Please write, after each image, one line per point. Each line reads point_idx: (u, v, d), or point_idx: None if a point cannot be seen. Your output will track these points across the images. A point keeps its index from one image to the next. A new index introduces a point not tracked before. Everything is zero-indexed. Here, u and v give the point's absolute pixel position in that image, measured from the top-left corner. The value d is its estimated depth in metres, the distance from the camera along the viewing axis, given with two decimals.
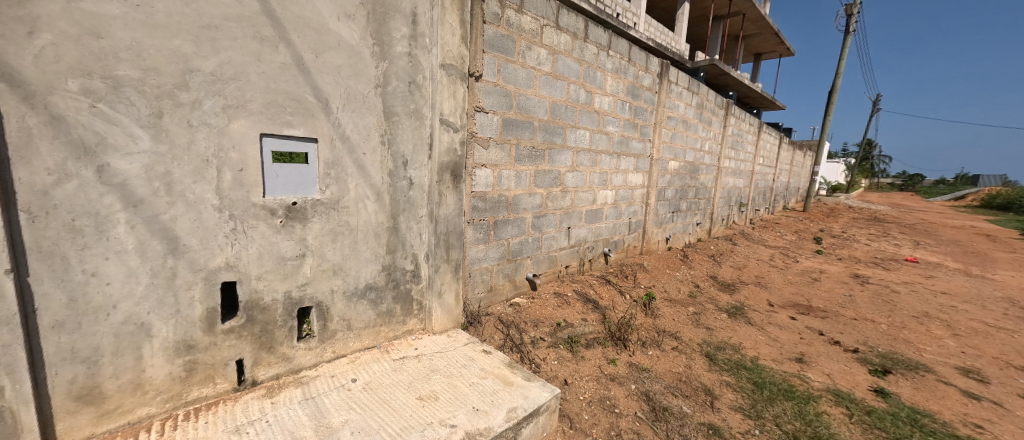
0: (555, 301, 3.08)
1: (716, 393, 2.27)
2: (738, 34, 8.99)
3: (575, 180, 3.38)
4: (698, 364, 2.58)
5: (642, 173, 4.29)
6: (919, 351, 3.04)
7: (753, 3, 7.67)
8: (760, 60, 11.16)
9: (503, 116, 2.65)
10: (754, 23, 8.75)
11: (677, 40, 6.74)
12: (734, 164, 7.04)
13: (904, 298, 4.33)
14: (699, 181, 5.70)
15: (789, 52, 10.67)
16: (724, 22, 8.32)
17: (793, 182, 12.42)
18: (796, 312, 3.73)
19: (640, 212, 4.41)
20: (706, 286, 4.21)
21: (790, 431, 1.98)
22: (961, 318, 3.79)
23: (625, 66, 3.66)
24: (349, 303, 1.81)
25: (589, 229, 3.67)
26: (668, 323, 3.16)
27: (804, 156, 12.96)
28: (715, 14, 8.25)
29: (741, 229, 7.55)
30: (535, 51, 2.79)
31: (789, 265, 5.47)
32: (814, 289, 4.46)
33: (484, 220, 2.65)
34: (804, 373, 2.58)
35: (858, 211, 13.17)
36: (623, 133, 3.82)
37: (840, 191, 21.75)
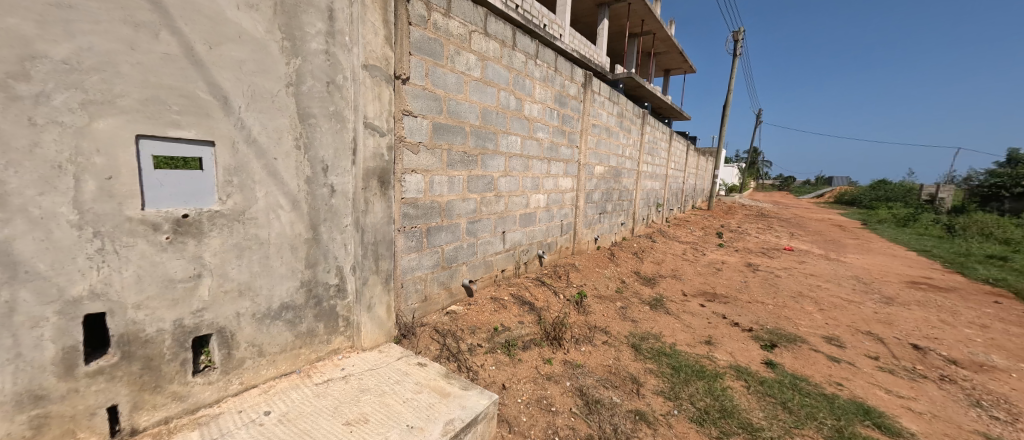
0: (491, 305, 3.06)
1: (640, 381, 2.42)
2: (650, 51, 9.87)
3: (508, 185, 3.40)
4: (625, 355, 2.73)
5: (571, 177, 4.47)
6: (797, 325, 3.57)
7: (661, 23, 8.47)
8: (669, 75, 12.36)
9: (433, 121, 2.58)
10: (663, 42, 9.67)
11: (599, 53, 7.18)
12: (651, 168, 7.68)
13: (786, 281, 5.06)
14: (622, 184, 6.12)
15: (692, 69, 11.98)
16: (639, 39, 9.07)
17: (699, 184, 13.93)
18: (706, 300, 4.15)
19: (571, 214, 4.59)
20: (631, 281, 4.51)
21: (702, 407, 2.18)
22: (826, 295, 4.53)
23: (552, 75, 3.80)
24: (259, 327, 1.61)
25: (523, 233, 3.73)
26: (598, 319, 3.31)
27: (706, 161, 14.63)
28: (630, 31, 8.97)
29: (659, 228, 8.26)
30: (464, 56, 2.77)
31: (698, 258, 6.10)
32: (718, 278, 5.02)
33: (416, 227, 2.55)
34: (712, 353, 2.88)
35: (749, 208, 15.19)
36: (552, 139, 3.95)
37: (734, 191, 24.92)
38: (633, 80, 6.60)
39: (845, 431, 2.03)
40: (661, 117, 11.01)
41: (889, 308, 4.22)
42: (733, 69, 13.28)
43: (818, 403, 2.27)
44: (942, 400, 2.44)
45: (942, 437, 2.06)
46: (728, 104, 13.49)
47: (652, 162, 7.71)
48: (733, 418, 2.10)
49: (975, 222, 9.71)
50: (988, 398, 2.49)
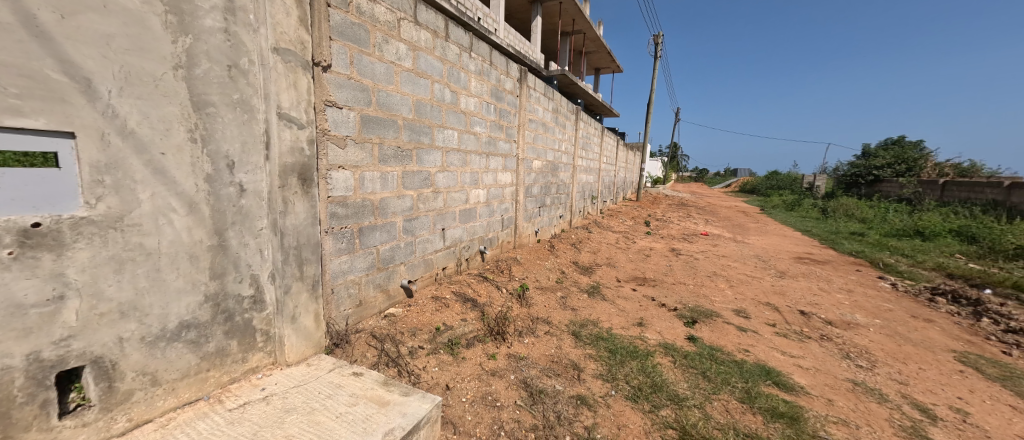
0: (432, 305, 2.96)
1: (580, 367, 2.49)
2: (581, 49, 10.23)
3: (446, 181, 3.31)
4: (566, 343, 2.80)
5: (510, 171, 4.47)
6: (714, 301, 3.95)
7: (590, 23, 8.83)
8: (599, 74, 12.94)
9: (362, 113, 2.40)
10: (592, 41, 10.09)
11: (533, 50, 7.27)
12: (585, 162, 7.99)
13: (703, 262, 5.58)
14: (559, 177, 6.28)
15: (620, 69, 12.67)
16: (570, 38, 9.36)
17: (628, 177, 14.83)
18: (637, 285, 4.42)
19: (511, 209, 4.60)
20: (570, 271, 4.66)
21: (636, 385, 2.30)
22: (736, 273, 5.08)
23: (487, 69, 3.74)
24: (151, 351, 1.37)
25: (464, 229, 3.66)
26: (540, 310, 3.36)
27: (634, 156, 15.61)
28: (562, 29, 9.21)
29: (594, 219, 8.65)
30: (393, 45, 2.61)
31: (629, 246, 6.49)
32: (647, 264, 5.39)
33: (346, 227, 2.36)
34: (644, 334, 3.07)
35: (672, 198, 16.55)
36: (490, 133, 3.91)
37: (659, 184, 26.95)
38: (566, 77, 6.79)
39: (752, 391, 2.27)
40: (593, 114, 11.49)
41: (784, 281, 4.85)
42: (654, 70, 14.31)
43: (729, 369, 2.52)
44: (823, 356, 2.85)
45: (823, 386, 2.40)
46: (651, 102, 14.51)
47: (586, 157, 8.03)
48: (663, 391, 2.24)
49: (843, 205, 11.54)
50: (853, 350, 2.95)
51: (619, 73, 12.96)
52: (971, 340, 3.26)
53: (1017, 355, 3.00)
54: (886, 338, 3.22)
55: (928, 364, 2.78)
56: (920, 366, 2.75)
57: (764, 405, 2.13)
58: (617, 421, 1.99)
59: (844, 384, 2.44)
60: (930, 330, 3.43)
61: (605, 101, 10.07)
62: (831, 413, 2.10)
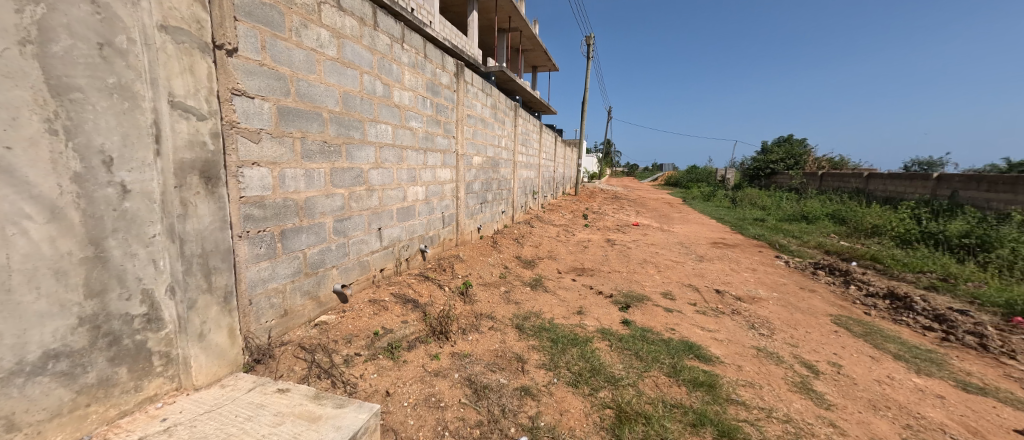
0: (369, 309, 2.80)
1: (524, 359, 2.52)
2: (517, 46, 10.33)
3: (380, 178, 3.14)
4: (510, 337, 2.82)
5: (450, 168, 4.37)
6: (644, 286, 4.24)
7: (526, 21, 8.93)
8: (536, 71, 13.16)
9: (278, 104, 2.18)
10: (528, 39, 10.21)
11: (470, 45, 7.19)
12: (525, 158, 8.10)
13: (635, 251, 5.97)
14: (500, 173, 6.29)
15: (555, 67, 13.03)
16: (507, 35, 9.40)
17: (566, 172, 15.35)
18: (577, 275, 4.59)
19: (452, 205, 4.50)
20: (513, 266, 4.70)
21: (576, 371, 2.39)
22: (663, 259, 5.50)
23: (422, 61, 3.61)
24: (3, 390, 1.14)
25: (402, 228, 3.50)
26: (484, 306, 3.34)
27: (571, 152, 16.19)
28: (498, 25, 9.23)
29: (535, 213, 8.82)
30: (313, 31, 2.39)
31: (569, 239, 6.72)
32: (585, 254, 5.62)
33: (265, 230, 2.14)
34: (584, 321, 3.19)
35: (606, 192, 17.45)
36: (427, 129, 3.78)
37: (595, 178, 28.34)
38: (504, 73, 6.81)
39: (678, 365, 2.47)
40: (531, 111, 11.67)
41: (704, 264, 5.36)
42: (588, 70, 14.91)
43: (659, 348, 2.72)
44: (734, 328, 3.19)
45: (735, 355, 2.69)
46: (586, 100, 15.10)
47: (526, 153, 8.14)
48: (600, 374, 2.35)
49: (749, 194, 13.02)
50: (757, 321, 3.34)
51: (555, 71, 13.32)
52: (845, 305, 3.86)
53: (876, 314, 3.61)
54: (782, 308, 3.70)
55: (814, 327, 3.24)
56: (807, 329, 3.20)
57: (687, 377, 2.33)
58: (559, 408, 2.04)
59: (752, 351, 2.75)
60: (815, 299, 4.00)
61: (542, 98, 10.28)
62: (741, 378, 2.36)
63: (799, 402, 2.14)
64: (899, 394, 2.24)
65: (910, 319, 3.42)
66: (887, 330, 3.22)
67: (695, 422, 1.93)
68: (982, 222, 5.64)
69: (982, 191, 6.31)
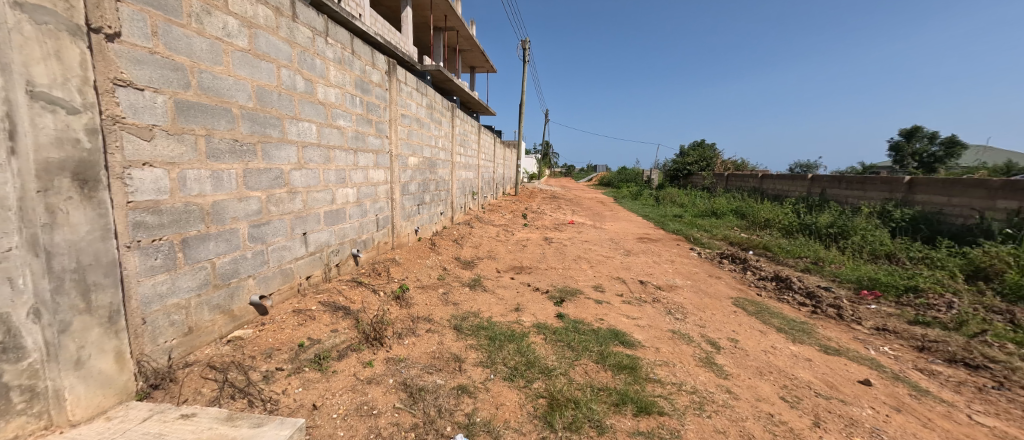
0: (293, 320, 2.61)
1: (462, 358, 2.53)
2: (454, 46, 10.26)
3: (304, 180, 2.93)
4: (448, 338, 2.82)
5: (383, 169, 4.21)
6: (578, 281, 4.47)
7: (463, 21, 8.89)
8: (475, 73, 13.18)
9: (175, 97, 1.95)
10: (465, 40, 10.17)
11: (405, 41, 6.98)
12: (464, 159, 8.06)
13: (570, 248, 6.26)
14: (438, 174, 6.19)
15: (492, 70, 13.16)
16: (443, 34, 9.29)
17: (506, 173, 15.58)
18: (515, 274, 4.70)
19: (386, 208, 4.34)
20: (452, 267, 4.67)
21: (512, 365, 2.46)
22: (595, 255, 5.85)
23: (349, 58, 3.44)
24: None
25: (331, 232, 3.31)
26: (421, 309, 3.29)
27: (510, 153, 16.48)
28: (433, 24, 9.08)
29: (475, 214, 8.83)
30: (219, 18, 2.17)
31: (508, 238, 6.83)
32: (523, 253, 5.77)
33: (161, 239, 1.90)
34: (521, 318, 3.28)
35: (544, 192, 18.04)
36: (356, 128, 3.62)
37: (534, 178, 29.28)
38: (440, 72, 6.72)
39: (605, 352, 2.66)
40: (469, 112, 11.66)
41: (630, 257, 5.79)
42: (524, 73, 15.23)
43: (589, 337, 2.89)
44: (655, 315, 3.50)
45: (654, 338, 2.96)
46: (523, 103, 15.41)
47: (465, 153, 8.11)
48: (535, 366, 2.45)
49: (670, 193, 14.30)
50: (674, 307, 3.70)
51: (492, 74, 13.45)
52: (743, 288, 4.43)
53: (766, 294, 4.19)
54: (694, 294, 4.14)
55: (718, 309, 3.67)
56: (714, 311, 3.62)
57: (612, 362, 2.51)
58: (495, 402, 2.09)
59: (668, 334, 3.05)
60: (721, 284, 4.54)
61: (480, 99, 10.31)
62: (658, 358, 2.61)
63: (704, 375, 2.42)
64: (780, 360, 2.64)
65: (790, 297, 4.02)
66: (773, 308, 3.76)
67: (617, 402, 2.10)
68: (842, 214, 6.81)
69: (843, 189, 7.61)
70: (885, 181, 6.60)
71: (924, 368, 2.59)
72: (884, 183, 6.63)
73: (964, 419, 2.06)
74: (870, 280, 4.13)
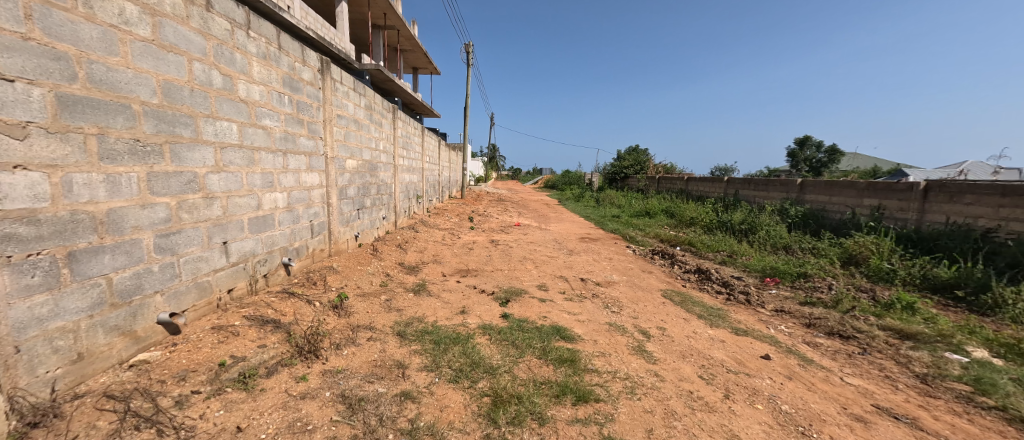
0: (211, 337, 2.38)
1: (405, 365, 2.48)
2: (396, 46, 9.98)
3: (223, 184, 2.69)
4: (390, 345, 2.74)
5: (317, 172, 3.98)
6: (523, 281, 4.58)
7: (404, 21, 8.69)
8: (417, 74, 12.91)
9: (57, 90, 1.71)
10: (407, 40, 9.93)
11: (341, 38, 6.66)
12: (407, 162, 7.85)
13: (515, 249, 6.37)
14: (379, 177, 5.97)
15: (435, 71, 12.98)
16: (383, 32, 8.99)
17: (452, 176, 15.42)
18: (460, 277, 4.69)
19: (322, 213, 4.10)
20: (395, 273, 4.53)
21: (457, 367, 2.46)
22: (538, 255, 6.02)
23: (274, 53, 3.21)
24: None
25: (257, 241, 3.06)
26: (361, 317, 3.16)
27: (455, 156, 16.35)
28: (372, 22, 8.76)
29: (420, 218, 8.63)
30: (113, 3, 1.93)
31: (454, 242, 6.77)
32: (469, 256, 5.77)
33: (38, 254, 1.66)
34: (466, 320, 3.29)
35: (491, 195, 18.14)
36: (285, 128, 3.39)
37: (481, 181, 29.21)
38: (379, 72, 6.51)
39: (548, 347, 2.77)
40: (412, 113, 11.39)
41: (572, 256, 6.04)
42: (469, 76, 15.20)
43: (532, 335, 2.98)
44: (594, 310, 3.69)
45: (593, 331, 3.13)
46: (468, 106, 15.37)
47: (408, 156, 7.90)
48: (480, 366, 2.47)
49: (608, 195, 15.10)
50: (611, 301, 3.94)
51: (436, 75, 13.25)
52: (671, 281, 4.83)
53: (690, 285, 4.61)
54: (629, 288, 4.44)
55: (650, 301, 3.96)
56: (646, 303, 3.91)
57: (554, 356, 2.62)
58: (439, 405, 2.08)
59: (605, 327, 3.24)
60: (652, 278, 4.91)
61: (423, 100, 10.12)
62: (596, 350, 2.77)
63: (635, 362, 2.61)
64: (700, 343, 2.93)
65: (709, 286, 4.46)
66: (696, 297, 4.15)
67: (558, 393, 2.19)
68: (752, 212, 7.69)
69: (752, 189, 8.59)
70: (784, 182, 7.57)
71: (811, 342, 3.02)
72: (783, 185, 7.62)
73: (839, 381, 2.44)
74: (773, 269, 4.72)
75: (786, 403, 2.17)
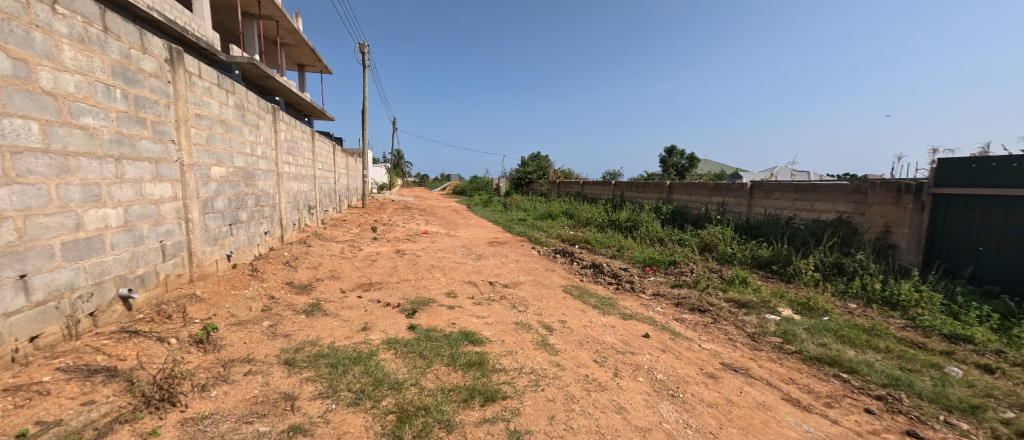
0: (2, 403, 1.79)
1: (294, 396, 2.21)
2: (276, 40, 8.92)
3: (19, 201, 2.08)
4: (275, 376, 2.41)
5: (169, 182, 3.30)
6: (431, 290, 4.45)
7: (283, 12, 7.77)
8: (304, 71, 11.70)
9: None
10: (288, 33, 8.89)
11: (200, 24, 5.68)
12: (294, 169, 6.99)
13: (422, 258, 6.17)
14: (257, 187, 5.20)
15: (326, 70, 11.93)
16: (257, 22, 7.94)
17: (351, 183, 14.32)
18: (362, 291, 4.35)
19: (178, 231, 3.42)
20: (281, 294, 4.00)
21: (358, 388, 2.29)
22: (446, 262, 5.92)
23: (99, 36, 2.60)
24: None
25: (79, 270, 2.44)
26: (237, 350, 2.72)
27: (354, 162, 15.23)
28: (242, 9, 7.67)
29: (314, 230, 7.79)
30: None
31: (354, 254, 6.26)
32: (371, 268, 5.40)
33: None
34: (369, 337, 3.07)
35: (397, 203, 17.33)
36: (117, 128, 2.74)
37: (385, 188, 27.75)
38: (253, 66, 5.70)
39: (456, 353, 2.74)
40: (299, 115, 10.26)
41: (481, 261, 6.09)
42: (366, 77, 14.23)
43: (441, 343, 2.93)
44: (502, 311, 3.78)
45: (501, 332, 3.20)
46: (367, 109, 14.41)
47: (295, 162, 7.05)
48: (384, 384, 2.33)
49: (514, 200, 15.67)
50: (517, 301, 4.08)
51: (327, 74, 12.17)
52: (571, 276, 5.21)
53: (587, 279, 5.04)
54: (535, 287, 4.65)
55: (553, 297, 4.22)
56: (549, 300, 4.15)
57: (462, 361, 2.61)
58: (337, 433, 1.91)
59: (512, 326, 3.34)
60: (555, 276, 5.23)
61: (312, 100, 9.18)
62: (504, 349, 2.84)
63: (540, 355, 2.75)
64: (595, 330, 3.22)
65: (603, 279, 4.94)
66: (592, 290, 4.54)
67: (466, 397, 2.19)
68: (636, 210, 8.73)
69: (634, 191, 9.76)
70: (658, 185, 8.79)
71: (680, 318, 3.55)
72: (656, 187, 8.83)
73: (699, 347, 2.92)
74: (651, 259, 5.43)
75: (661, 373, 2.51)
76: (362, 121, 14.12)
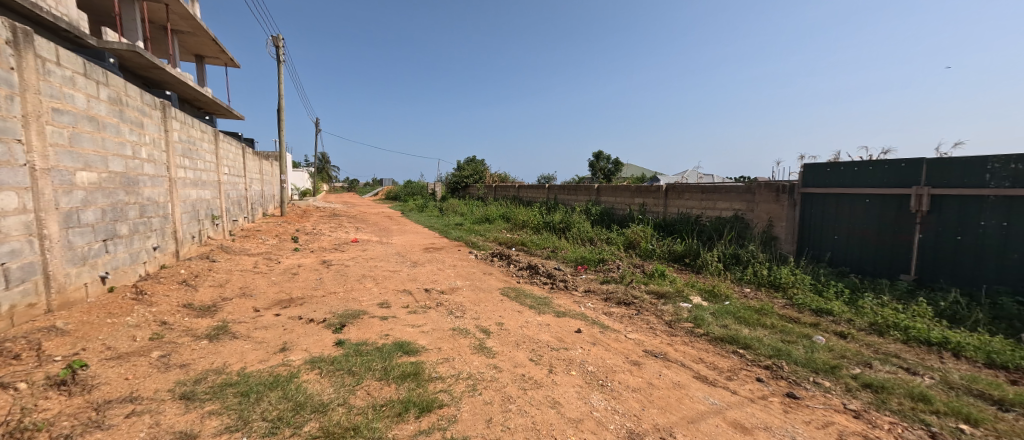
0: None
1: (194, 433, 1.93)
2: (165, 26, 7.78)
3: None
4: (169, 414, 2.08)
5: (14, 190, 2.70)
6: (361, 302, 4.18)
7: None
8: (205, 63, 10.38)
9: None
10: (181, 19, 7.80)
11: (61, 1, 4.76)
12: (192, 173, 6.13)
13: (351, 268, 5.78)
14: (142, 195, 4.46)
15: (232, 63, 10.70)
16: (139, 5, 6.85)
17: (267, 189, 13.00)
18: (281, 309, 3.95)
19: (28, 251, 2.80)
20: (176, 318, 3.48)
21: (275, 416, 2.07)
22: (378, 271, 5.62)
23: None
24: None
25: None
26: (118, 388, 2.30)
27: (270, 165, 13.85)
28: None
29: (219, 242, 6.90)
30: None
31: (271, 268, 5.67)
32: (292, 282, 4.93)
33: None
34: (288, 358, 2.79)
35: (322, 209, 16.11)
36: None
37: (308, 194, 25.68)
38: (135, 55, 4.91)
39: (388, 366, 2.62)
40: (198, 112, 9.05)
41: (417, 268, 5.89)
42: (281, 73, 13.02)
43: (372, 356, 2.77)
44: (438, 318, 3.69)
45: (438, 339, 3.13)
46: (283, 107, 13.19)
47: (193, 166, 6.19)
48: (306, 407, 2.14)
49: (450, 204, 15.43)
50: (455, 307, 4.02)
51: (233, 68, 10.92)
52: (509, 279, 5.27)
53: (524, 281, 5.14)
54: (472, 292, 4.62)
55: (491, 301, 4.22)
56: (487, 303, 4.15)
57: (396, 374, 2.50)
58: None
59: (449, 332, 3.28)
60: (492, 279, 5.24)
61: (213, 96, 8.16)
62: (440, 357, 2.77)
63: (476, 360, 2.74)
64: (532, 330, 3.30)
65: (539, 279, 5.08)
66: (529, 291, 4.64)
67: (400, 411, 2.10)
68: (568, 211, 9.13)
69: (566, 194, 10.20)
70: (588, 188, 9.29)
71: (608, 312, 3.78)
72: (586, 189, 9.33)
73: (624, 338, 3.14)
74: (582, 258, 5.72)
75: (592, 365, 2.65)
76: (277, 121, 12.89)
